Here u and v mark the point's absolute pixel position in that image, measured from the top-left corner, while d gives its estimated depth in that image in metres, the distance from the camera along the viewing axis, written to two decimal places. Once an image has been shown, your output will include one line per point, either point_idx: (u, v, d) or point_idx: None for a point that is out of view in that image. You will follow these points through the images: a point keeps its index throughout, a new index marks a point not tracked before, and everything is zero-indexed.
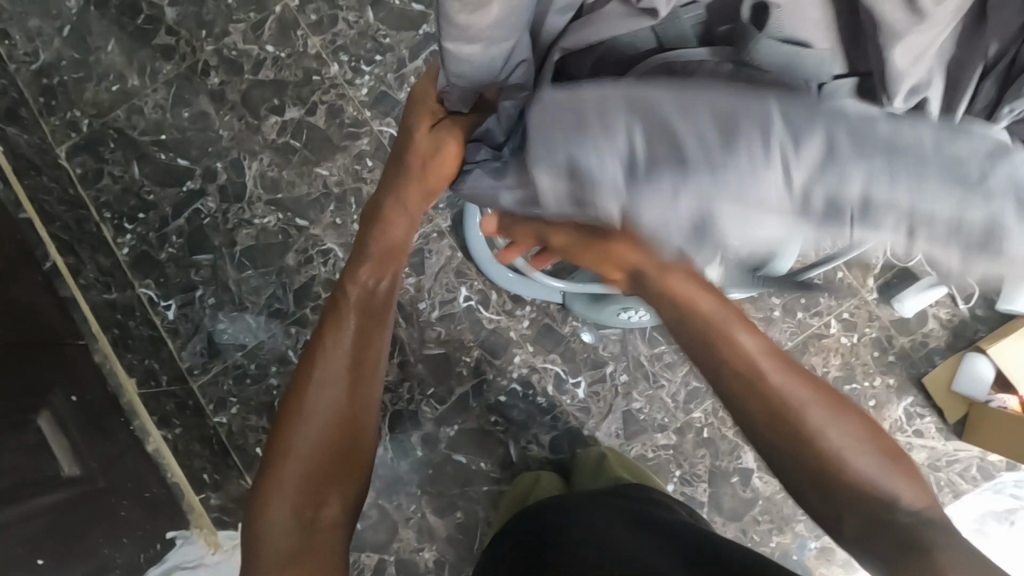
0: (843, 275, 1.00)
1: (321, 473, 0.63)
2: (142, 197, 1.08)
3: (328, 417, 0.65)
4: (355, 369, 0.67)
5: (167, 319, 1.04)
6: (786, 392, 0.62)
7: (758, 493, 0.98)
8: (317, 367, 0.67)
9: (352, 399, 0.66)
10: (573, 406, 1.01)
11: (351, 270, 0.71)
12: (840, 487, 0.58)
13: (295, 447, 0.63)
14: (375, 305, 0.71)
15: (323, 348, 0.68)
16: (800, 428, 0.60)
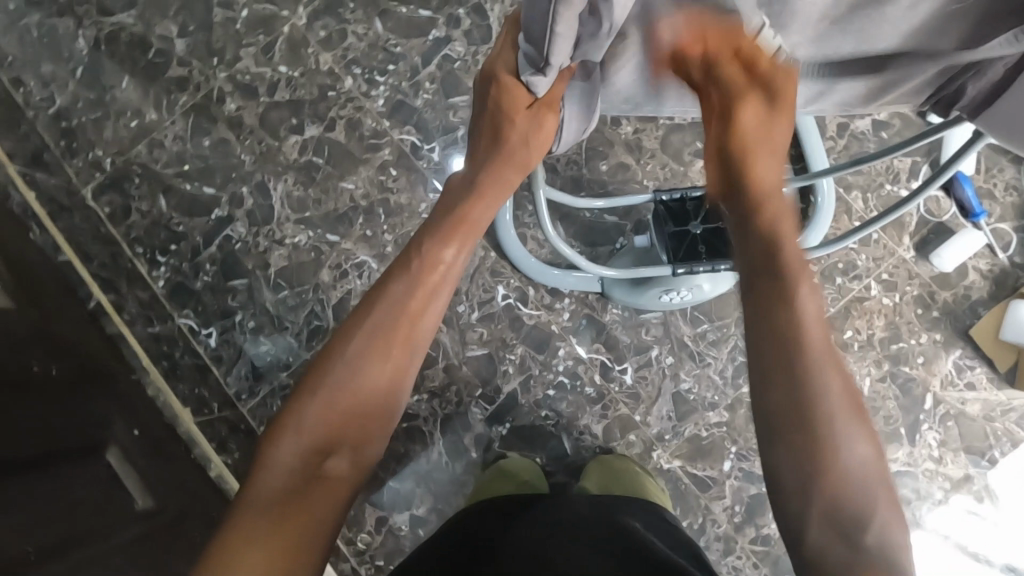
0: (877, 236, 1.00)
1: (347, 424, 0.59)
2: (172, 228, 1.08)
3: (367, 376, 0.60)
4: (405, 336, 0.62)
5: (210, 346, 1.04)
6: (817, 341, 0.52)
7: None
8: (372, 316, 0.62)
9: (395, 361, 0.62)
10: (621, 393, 1.01)
11: (429, 228, 0.66)
12: (799, 435, 0.51)
13: (327, 386, 0.59)
14: (439, 272, 0.64)
15: (391, 299, 0.62)
16: (804, 375, 0.51)
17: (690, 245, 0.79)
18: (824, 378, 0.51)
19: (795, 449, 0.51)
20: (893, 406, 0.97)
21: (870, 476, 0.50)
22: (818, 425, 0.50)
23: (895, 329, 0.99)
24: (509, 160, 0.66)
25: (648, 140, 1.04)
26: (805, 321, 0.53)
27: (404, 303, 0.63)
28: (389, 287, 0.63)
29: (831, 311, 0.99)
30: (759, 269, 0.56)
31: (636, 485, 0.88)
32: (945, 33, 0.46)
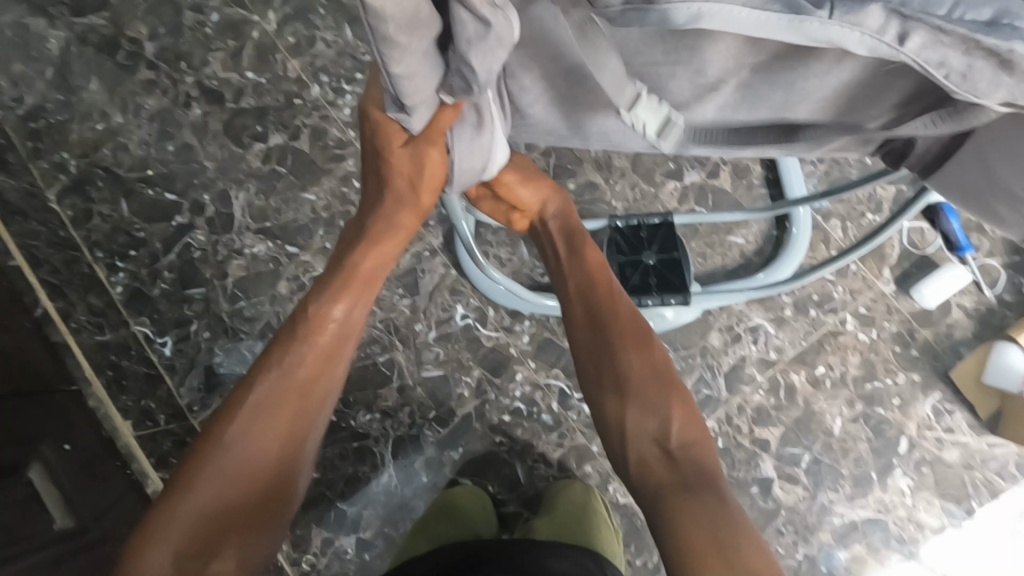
0: (855, 268, 0.95)
1: (232, 514, 0.62)
2: (133, 234, 1.06)
3: (259, 456, 0.64)
4: (299, 407, 0.67)
5: (164, 355, 1.02)
6: (644, 392, 0.66)
7: (781, 504, 0.91)
8: (259, 393, 0.66)
9: (286, 436, 0.66)
10: (579, 421, 0.98)
11: (317, 289, 0.70)
12: (661, 489, 0.62)
13: (216, 465, 0.62)
14: (331, 331, 0.69)
15: (280, 372, 0.67)
16: (646, 419, 0.65)
17: (641, 277, 0.76)
18: (662, 421, 0.65)
19: (661, 501, 0.61)
20: (864, 449, 0.92)
21: (730, 504, 0.60)
22: (671, 465, 0.64)
23: (870, 367, 0.94)
24: (405, 199, 0.65)
25: (618, 159, 1.00)
26: (635, 380, 0.67)
27: (294, 374, 0.67)
28: (279, 359, 0.67)
29: (802, 346, 0.95)
30: (598, 349, 0.69)
31: (593, 528, 0.86)
32: (876, 95, 0.46)
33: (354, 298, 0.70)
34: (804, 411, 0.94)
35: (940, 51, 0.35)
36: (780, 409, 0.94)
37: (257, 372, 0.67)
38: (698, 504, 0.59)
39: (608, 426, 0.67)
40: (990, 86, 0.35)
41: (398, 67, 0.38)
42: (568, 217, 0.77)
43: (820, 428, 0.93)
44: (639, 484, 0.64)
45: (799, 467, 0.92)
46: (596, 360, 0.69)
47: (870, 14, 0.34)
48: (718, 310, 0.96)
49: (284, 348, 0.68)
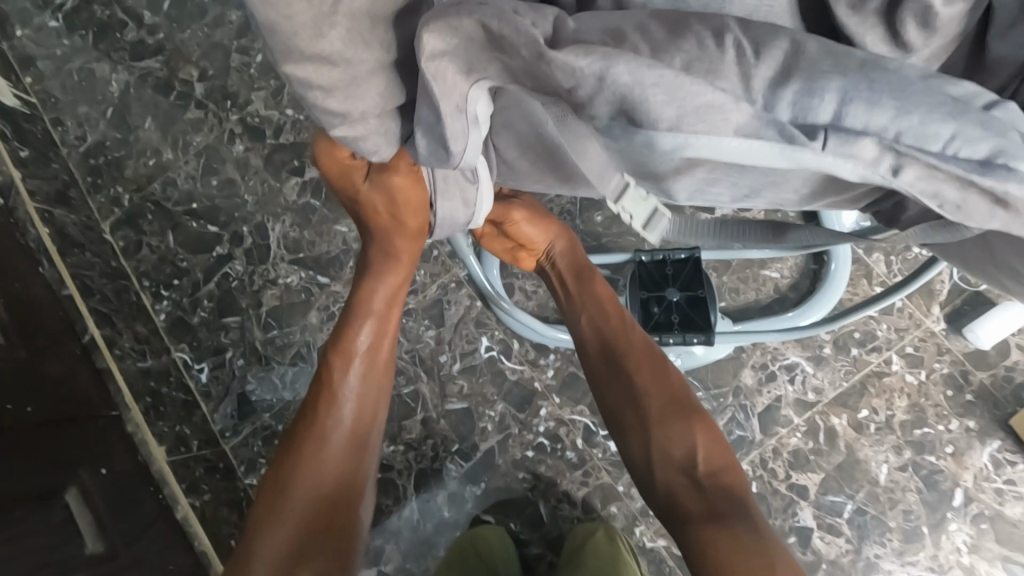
0: (901, 305, 0.90)
1: (305, 537, 0.64)
2: (176, 264, 1.12)
3: (321, 481, 0.66)
4: (353, 434, 0.70)
5: (201, 381, 1.06)
6: (662, 417, 0.66)
7: (822, 557, 0.86)
8: (313, 432, 0.68)
9: (348, 462, 0.69)
10: (604, 460, 0.94)
11: (346, 316, 0.73)
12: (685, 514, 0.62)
13: (286, 502, 0.65)
14: (369, 351, 0.72)
15: (332, 404, 0.70)
16: (667, 446, 0.65)
17: (663, 315, 0.74)
18: (683, 448, 0.64)
19: (687, 528, 0.60)
20: (914, 501, 0.85)
21: (762, 529, 0.59)
22: (696, 492, 0.62)
23: (919, 411, 0.87)
24: (396, 234, 0.67)
25: None
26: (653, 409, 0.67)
27: (340, 407, 0.70)
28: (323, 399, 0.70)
29: (843, 386, 0.89)
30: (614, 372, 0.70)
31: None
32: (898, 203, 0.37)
33: (381, 322, 0.73)
34: (846, 458, 0.88)
35: (934, 183, 0.34)
36: (819, 454, 0.88)
37: (304, 414, 0.70)
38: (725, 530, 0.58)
39: (634, 457, 0.67)
40: (986, 217, 0.34)
41: (337, 131, 0.41)
42: (579, 255, 0.78)
43: (864, 476, 0.86)
44: (666, 518, 0.63)
45: (841, 518, 0.86)
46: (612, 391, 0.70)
47: (863, 145, 0.33)
48: (751, 347, 0.92)
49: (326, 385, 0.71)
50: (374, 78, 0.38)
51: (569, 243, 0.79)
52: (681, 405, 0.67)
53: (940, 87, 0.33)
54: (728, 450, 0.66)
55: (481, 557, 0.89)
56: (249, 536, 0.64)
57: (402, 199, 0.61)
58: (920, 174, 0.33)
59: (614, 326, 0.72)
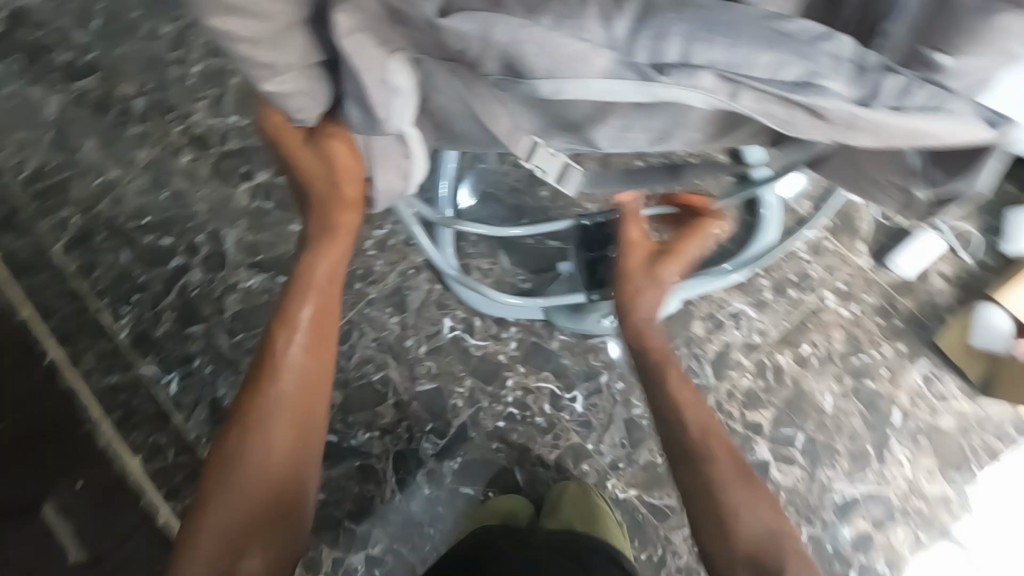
0: (829, 245, 0.97)
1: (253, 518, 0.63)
2: (134, 279, 1.12)
3: (267, 463, 0.64)
4: (297, 410, 0.66)
5: (171, 392, 1.05)
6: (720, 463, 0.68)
7: (781, 486, 0.91)
8: (259, 403, 0.66)
9: (299, 440, 0.65)
10: (573, 421, 0.98)
11: (289, 293, 0.70)
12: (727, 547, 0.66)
13: (229, 474, 0.64)
14: (314, 331, 0.70)
15: (271, 380, 0.66)
16: (723, 492, 0.67)
17: (608, 271, 0.79)
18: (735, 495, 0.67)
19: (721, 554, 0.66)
20: (858, 423, 0.92)
21: None
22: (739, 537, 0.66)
23: (855, 341, 0.94)
24: (331, 205, 0.64)
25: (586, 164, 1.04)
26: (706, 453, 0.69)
27: (286, 377, 0.67)
28: (267, 369, 0.67)
29: (786, 326, 0.95)
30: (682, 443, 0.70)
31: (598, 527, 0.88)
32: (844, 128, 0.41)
33: (323, 296, 0.71)
34: (794, 391, 0.94)
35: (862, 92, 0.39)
36: (769, 391, 0.94)
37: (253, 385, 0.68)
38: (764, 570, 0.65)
39: (699, 493, 0.67)
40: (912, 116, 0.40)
41: (267, 83, 0.40)
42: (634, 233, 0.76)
43: (811, 406, 0.93)
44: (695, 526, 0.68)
45: (794, 448, 0.92)
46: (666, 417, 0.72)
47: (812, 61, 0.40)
48: (699, 299, 0.98)
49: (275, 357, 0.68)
50: (296, 31, 0.39)
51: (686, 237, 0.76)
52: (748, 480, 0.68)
53: (773, 25, 0.38)
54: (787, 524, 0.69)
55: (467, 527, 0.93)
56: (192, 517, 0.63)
57: (339, 166, 0.57)
58: (762, 99, 0.38)
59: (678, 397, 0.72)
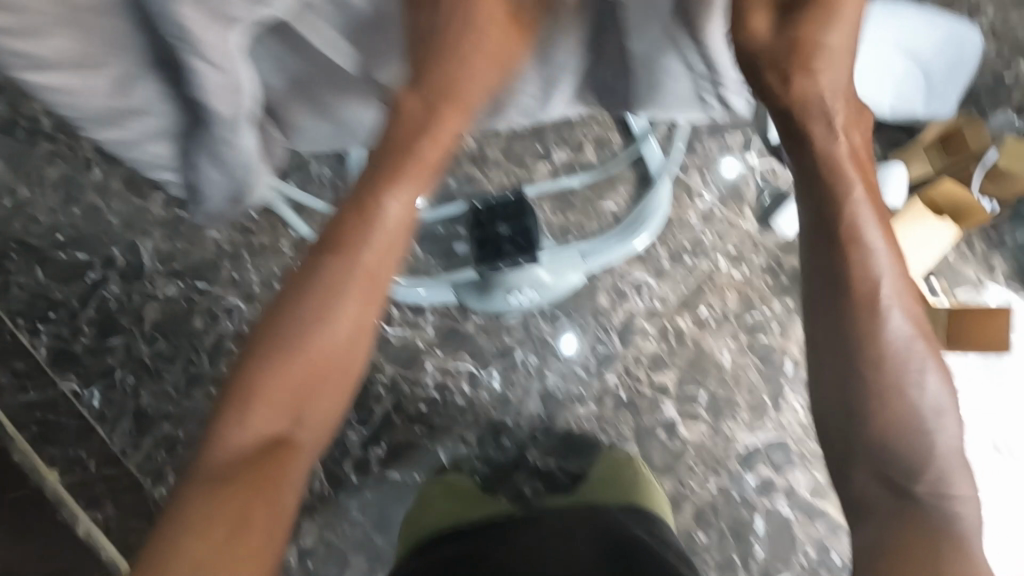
0: (718, 211, 1.02)
1: (280, 404, 0.52)
2: (50, 297, 1.12)
3: (295, 361, 0.52)
4: (352, 350, 0.55)
5: (93, 407, 1.07)
6: (900, 414, 0.51)
7: (688, 442, 0.97)
8: (284, 338, 0.53)
9: (344, 393, 0.55)
10: (491, 398, 1.02)
11: (383, 179, 0.58)
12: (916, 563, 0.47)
13: (239, 417, 0.50)
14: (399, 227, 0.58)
15: (352, 253, 0.55)
16: (903, 453, 0.51)
17: (495, 245, 0.81)
18: (930, 465, 0.50)
19: (890, 537, 0.49)
20: (754, 376, 0.98)
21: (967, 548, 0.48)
22: (922, 509, 0.50)
23: (747, 299, 1.00)
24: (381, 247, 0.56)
25: (490, 151, 1.08)
26: (901, 400, 0.51)
27: (336, 317, 0.54)
28: (313, 296, 0.54)
29: (683, 292, 1.01)
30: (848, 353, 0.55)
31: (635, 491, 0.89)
32: None
33: (408, 206, 0.58)
34: (695, 350, 0.99)
35: None
36: (672, 353, 0.99)
37: (289, 311, 0.54)
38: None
39: (862, 426, 0.51)
40: None
41: None
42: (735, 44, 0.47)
43: (711, 363, 0.98)
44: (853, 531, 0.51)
45: (698, 405, 0.98)
46: (847, 340, 0.52)
47: None
48: (602, 272, 1.02)
49: (325, 282, 0.54)
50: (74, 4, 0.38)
51: (845, 105, 0.57)
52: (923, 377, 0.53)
53: None
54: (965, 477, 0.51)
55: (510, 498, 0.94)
56: (236, 394, 0.51)
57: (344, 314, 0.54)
58: None
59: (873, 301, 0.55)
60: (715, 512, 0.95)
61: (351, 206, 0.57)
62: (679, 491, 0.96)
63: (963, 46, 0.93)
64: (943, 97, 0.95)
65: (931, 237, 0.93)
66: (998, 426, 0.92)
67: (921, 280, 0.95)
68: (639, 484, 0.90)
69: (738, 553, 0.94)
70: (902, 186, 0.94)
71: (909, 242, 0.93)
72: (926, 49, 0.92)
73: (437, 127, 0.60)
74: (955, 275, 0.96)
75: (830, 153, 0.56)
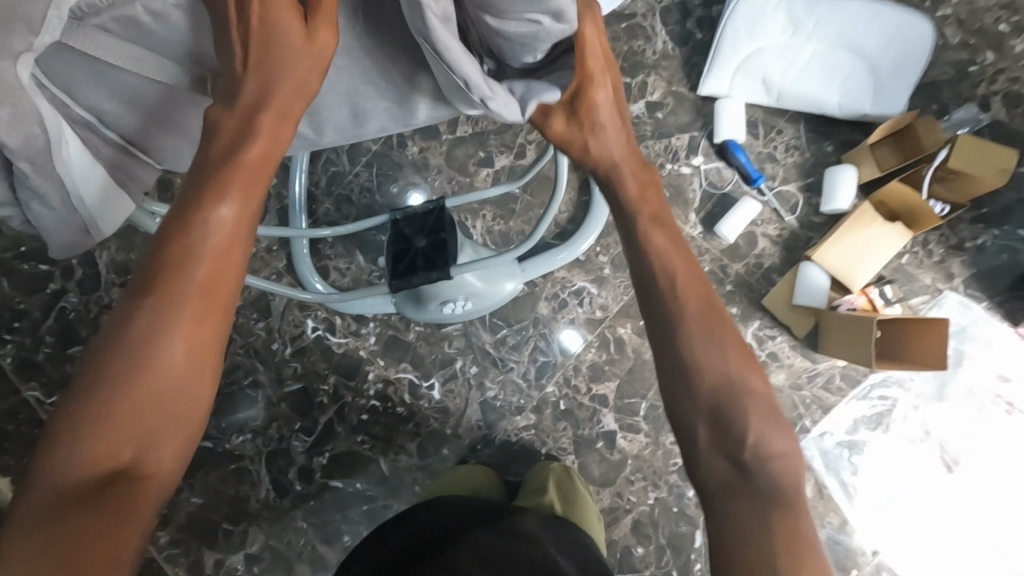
0: None
1: (116, 448, 0.45)
2: (14, 308, 1.13)
3: (131, 397, 0.46)
4: (194, 378, 0.49)
5: (55, 415, 1.10)
6: (710, 382, 0.54)
7: (627, 454, 0.95)
8: (114, 366, 0.46)
9: (195, 424, 0.49)
10: (431, 409, 1.01)
11: (197, 187, 0.50)
12: (759, 539, 0.48)
13: (68, 456, 0.44)
14: (232, 235, 0.50)
15: (180, 275, 0.49)
16: (727, 419, 0.53)
17: (409, 260, 0.81)
18: (751, 431, 0.52)
19: (733, 516, 0.50)
20: None
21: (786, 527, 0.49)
22: (749, 478, 0.52)
23: None
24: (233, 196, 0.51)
25: (433, 157, 1.06)
26: (710, 372, 0.54)
27: (173, 342, 0.47)
28: (142, 323, 0.47)
29: (625, 300, 0.99)
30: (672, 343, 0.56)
31: (580, 513, 0.85)
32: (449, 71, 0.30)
33: (238, 218, 0.51)
34: (636, 361, 0.97)
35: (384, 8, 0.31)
36: (613, 363, 0.98)
37: (118, 339, 0.47)
38: (800, 553, 0.48)
39: (677, 402, 0.55)
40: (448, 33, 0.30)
41: None
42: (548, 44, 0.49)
43: (652, 374, 0.96)
44: (706, 515, 0.52)
45: (638, 416, 0.96)
46: (665, 328, 0.56)
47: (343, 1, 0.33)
48: (543, 280, 1.00)
49: (156, 304, 0.48)
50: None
51: (613, 117, 0.61)
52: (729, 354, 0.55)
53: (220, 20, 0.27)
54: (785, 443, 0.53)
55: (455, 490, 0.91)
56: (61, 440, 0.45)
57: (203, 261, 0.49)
58: None
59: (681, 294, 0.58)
60: (654, 525, 0.94)
61: (173, 220, 0.49)
62: (618, 504, 0.94)
63: (913, 39, 0.91)
64: (891, 92, 0.91)
65: (880, 242, 0.88)
66: (950, 439, 0.88)
67: (870, 287, 0.90)
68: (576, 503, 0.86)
69: (676, 567, 0.93)
70: (852, 190, 0.91)
71: (856, 248, 0.89)
72: (873, 43, 0.92)
73: (261, 120, 0.51)
74: (910, 281, 0.91)
75: (604, 165, 0.63)
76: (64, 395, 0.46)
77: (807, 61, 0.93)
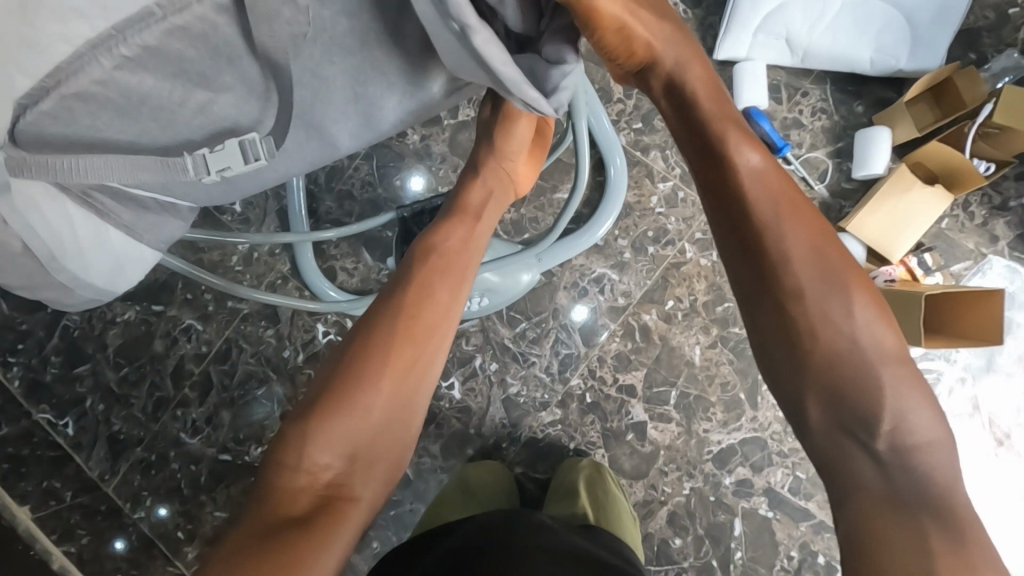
0: (683, 194, 0.94)
1: (358, 450, 0.64)
2: (16, 328, 1.07)
3: (370, 417, 0.65)
4: (404, 406, 0.68)
5: (69, 435, 1.06)
6: (838, 364, 0.57)
7: (659, 445, 0.92)
8: (358, 399, 0.65)
9: (407, 438, 0.69)
10: (453, 408, 0.97)
11: (425, 280, 0.72)
12: (896, 533, 0.52)
13: (312, 454, 0.62)
14: (442, 320, 0.71)
15: (413, 336, 0.69)
16: (856, 399, 0.56)
17: None
18: (882, 403, 0.55)
19: (861, 503, 0.54)
20: (728, 372, 0.92)
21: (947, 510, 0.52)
22: (892, 469, 0.54)
23: (718, 290, 0.93)
24: (454, 281, 0.73)
25: (436, 145, 1.00)
26: (833, 343, 0.57)
27: (381, 389, 0.66)
28: (373, 378, 0.66)
29: (647, 285, 0.94)
30: (760, 279, 0.60)
31: (612, 519, 0.82)
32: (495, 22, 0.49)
33: (453, 299, 0.73)
34: (662, 347, 0.93)
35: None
36: (639, 352, 0.94)
37: (352, 377, 0.65)
38: (953, 555, 0.50)
39: (786, 369, 0.59)
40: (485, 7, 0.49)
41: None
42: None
43: (680, 360, 0.93)
44: (836, 515, 0.56)
45: (668, 405, 0.92)
46: (768, 289, 0.59)
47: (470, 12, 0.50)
48: (560, 269, 0.95)
49: (388, 365, 0.67)
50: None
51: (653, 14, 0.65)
52: (841, 295, 0.59)
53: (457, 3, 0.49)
54: (929, 422, 0.55)
55: (485, 490, 0.89)
56: (301, 442, 0.62)
57: (438, 322, 0.71)
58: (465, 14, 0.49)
59: (768, 242, 0.60)
60: (691, 516, 0.91)
61: (405, 306, 0.70)
62: (651, 496, 0.92)
63: None
64: (925, 46, 0.85)
65: (918, 210, 0.83)
66: (1000, 414, 0.84)
67: (909, 256, 0.84)
68: (607, 499, 0.84)
69: (716, 557, 0.90)
70: (888, 152, 0.85)
71: (893, 216, 0.83)
72: None
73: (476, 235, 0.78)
74: (952, 247, 0.86)
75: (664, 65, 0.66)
76: (298, 409, 0.64)
77: (834, 15, 0.86)
